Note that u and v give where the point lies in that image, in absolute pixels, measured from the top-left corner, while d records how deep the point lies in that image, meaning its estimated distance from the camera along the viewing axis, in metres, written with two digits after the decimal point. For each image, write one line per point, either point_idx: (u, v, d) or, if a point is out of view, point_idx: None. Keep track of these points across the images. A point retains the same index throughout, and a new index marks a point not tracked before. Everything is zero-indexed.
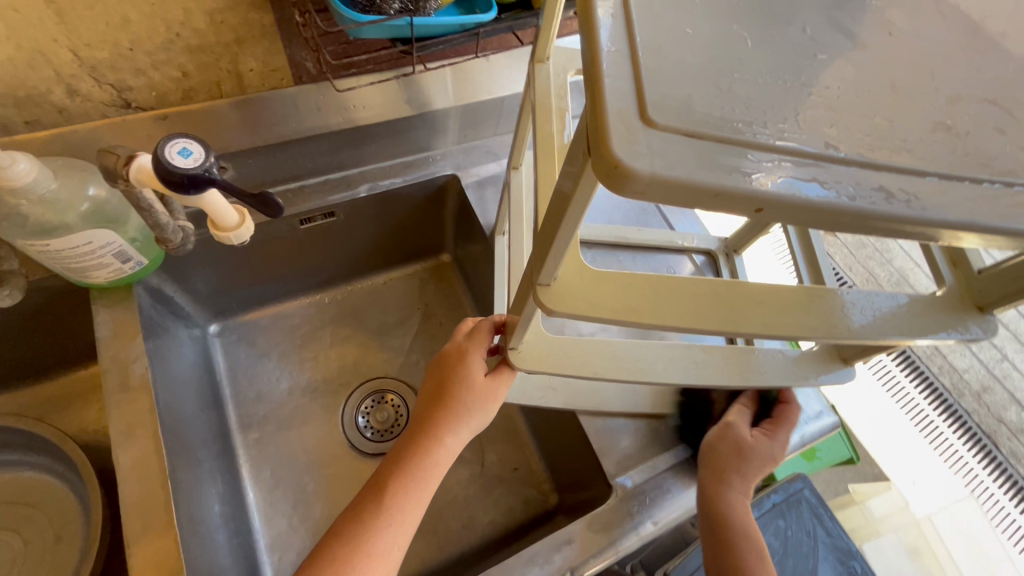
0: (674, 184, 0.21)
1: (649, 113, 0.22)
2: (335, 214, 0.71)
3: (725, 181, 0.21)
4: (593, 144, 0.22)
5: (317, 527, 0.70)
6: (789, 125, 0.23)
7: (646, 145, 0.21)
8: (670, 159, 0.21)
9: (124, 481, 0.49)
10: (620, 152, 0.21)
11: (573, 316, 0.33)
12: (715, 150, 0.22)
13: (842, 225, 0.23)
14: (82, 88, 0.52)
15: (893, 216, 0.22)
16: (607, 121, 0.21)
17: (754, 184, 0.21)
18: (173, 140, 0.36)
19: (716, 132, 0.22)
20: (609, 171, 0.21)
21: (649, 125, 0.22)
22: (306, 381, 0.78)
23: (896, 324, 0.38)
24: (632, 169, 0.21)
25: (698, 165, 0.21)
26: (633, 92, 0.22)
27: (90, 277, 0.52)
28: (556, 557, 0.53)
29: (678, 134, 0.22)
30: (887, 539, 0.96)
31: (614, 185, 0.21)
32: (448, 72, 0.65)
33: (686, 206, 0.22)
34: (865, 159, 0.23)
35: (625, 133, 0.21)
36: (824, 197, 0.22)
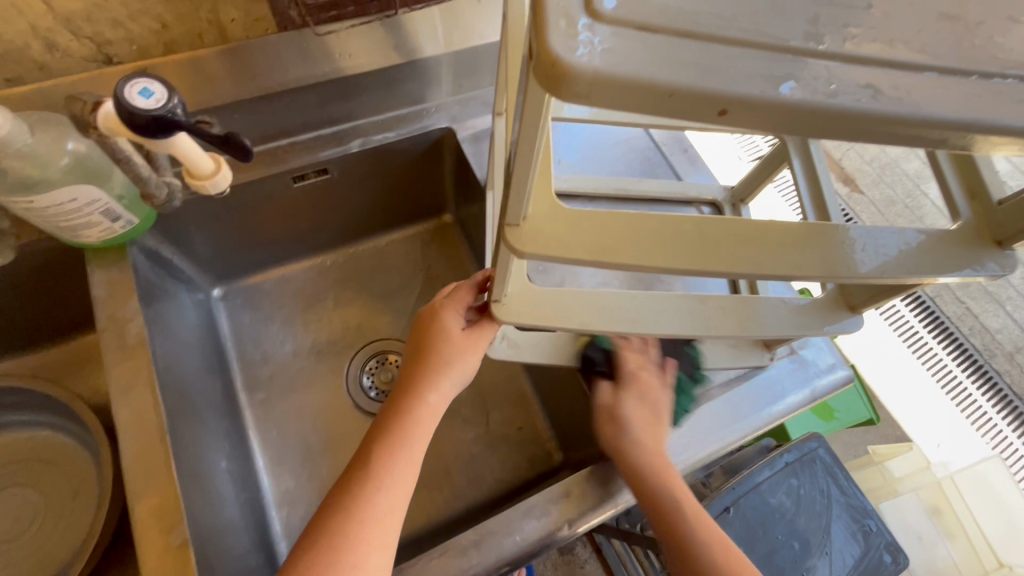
0: (621, 83, 0.18)
1: (594, 5, 0.19)
2: (329, 172, 0.69)
3: (683, 79, 0.18)
4: (530, 43, 0.19)
5: (324, 484, 0.71)
6: (762, 17, 0.19)
7: (588, 37, 0.18)
8: (618, 56, 0.18)
9: (123, 435, 0.50)
10: (557, 46, 0.18)
11: (542, 258, 0.31)
12: (670, 45, 0.18)
13: (821, 131, 0.20)
14: (60, 42, 0.51)
15: (884, 117, 0.19)
16: (545, 11, 0.18)
17: (716, 81, 0.18)
18: (133, 80, 0.35)
19: (672, 25, 0.19)
20: (546, 72, 0.18)
21: (595, 18, 0.18)
22: (310, 343, 0.78)
23: (905, 263, 0.35)
24: (572, 67, 0.18)
25: (649, 63, 0.18)
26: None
27: (81, 237, 0.51)
28: (554, 510, 0.52)
29: (627, 28, 0.18)
30: (906, 499, 0.99)
31: (554, 89, 0.18)
32: (437, 14, 0.61)
33: (639, 112, 0.19)
34: (849, 54, 0.20)
35: (566, 27, 0.18)
36: (801, 94, 0.18)
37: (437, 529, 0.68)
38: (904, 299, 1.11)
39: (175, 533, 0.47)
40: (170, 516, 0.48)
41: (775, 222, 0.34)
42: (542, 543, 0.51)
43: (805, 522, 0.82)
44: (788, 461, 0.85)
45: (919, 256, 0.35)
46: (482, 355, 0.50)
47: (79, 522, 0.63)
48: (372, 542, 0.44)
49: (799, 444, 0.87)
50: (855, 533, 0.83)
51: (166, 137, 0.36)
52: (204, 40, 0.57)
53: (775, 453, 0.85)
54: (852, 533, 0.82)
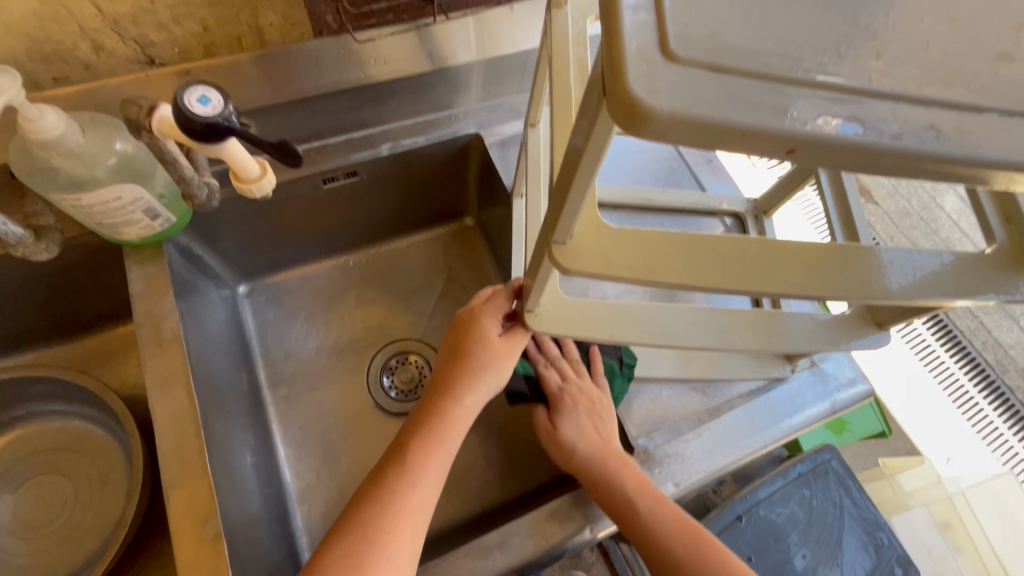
0: (697, 122, 0.19)
1: (669, 46, 0.20)
2: (358, 174, 0.70)
3: (754, 120, 0.19)
4: (608, 83, 0.20)
5: (344, 481, 0.72)
6: (829, 57, 0.21)
7: (664, 77, 0.19)
8: (693, 97, 0.19)
9: (160, 427, 0.51)
10: (636, 87, 0.19)
11: (588, 275, 0.32)
12: (742, 85, 0.20)
13: (884, 167, 0.21)
14: (107, 44, 0.52)
15: (944, 156, 0.20)
16: (624, 54, 0.19)
17: (787, 122, 0.19)
18: (191, 88, 0.36)
19: (744, 65, 0.20)
20: (623, 112, 0.19)
21: (669, 59, 0.20)
22: (332, 342, 0.80)
23: (938, 285, 0.35)
24: (651, 108, 0.19)
25: (722, 103, 0.19)
26: (654, 23, 0.20)
27: (122, 234, 0.53)
28: (576, 514, 0.53)
29: (701, 69, 0.20)
30: (916, 513, 0.98)
31: (631, 128, 0.20)
32: (470, 22, 0.62)
33: (711, 149, 0.20)
34: (915, 94, 0.20)
35: (643, 70, 0.19)
36: (867, 136, 0.20)
37: (455, 529, 0.69)
38: (923, 318, 1.11)
39: (208, 525, 0.49)
40: (204, 509, 0.49)
41: (812, 244, 0.34)
42: (563, 546, 0.52)
43: (816, 533, 0.82)
44: (801, 471, 0.85)
45: (951, 279, 0.36)
46: (517, 360, 0.51)
47: (107, 510, 0.64)
48: (406, 539, 0.45)
49: (812, 454, 0.87)
50: (867, 545, 0.83)
51: (220, 142, 0.37)
52: (243, 43, 0.58)
53: (788, 463, 0.86)
54: (863, 545, 0.83)
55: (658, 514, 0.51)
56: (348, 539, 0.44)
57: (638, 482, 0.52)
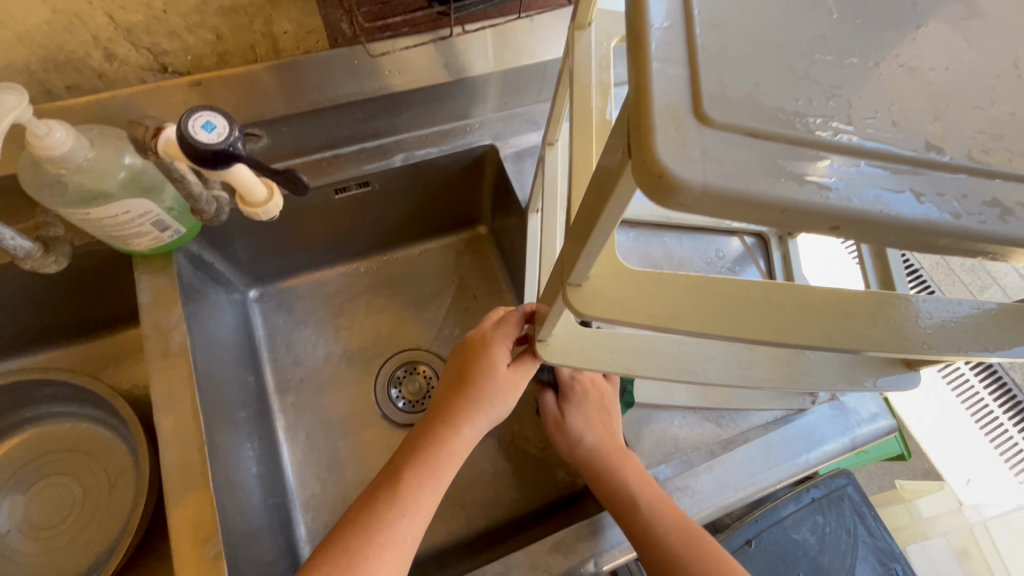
0: (730, 196, 0.17)
1: (704, 107, 0.18)
2: (371, 184, 0.69)
3: (796, 194, 0.17)
4: (633, 145, 0.18)
5: (348, 491, 0.72)
6: (879, 121, 0.19)
7: (699, 144, 0.17)
8: (729, 166, 0.17)
9: (165, 442, 0.51)
10: (665, 157, 0.17)
11: (604, 321, 0.31)
12: (783, 154, 0.18)
13: (939, 247, 0.19)
14: (119, 52, 0.51)
15: (1006, 238, 0.18)
16: (652, 116, 0.18)
17: (831, 198, 0.18)
18: (196, 114, 0.35)
19: (787, 131, 0.18)
20: (646, 183, 0.17)
21: (703, 122, 0.18)
22: (341, 349, 0.79)
23: (976, 337, 0.33)
24: (680, 179, 0.17)
25: (762, 174, 0.17)
26: (687, 80, 0.18)
27: (131, 245, 0.52)
28: (580, 547, 0.52)
29: (737, 134, 0.18)
30: (935, 542, 0.93)
31: (656, 197, 0.18)
32: (489, 33, 0.60)
33: (744, 221, 0.18)
34: (975, 166, 0.19)
35: (674, 133, 0.17)
36: (920, 214, 0.18)
37: (457, 547, 0.68)
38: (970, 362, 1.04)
39: (209, 545, 0.48)
40: (206, 527, 0.49)
41: (843, 291, 0.32)
42: None
43: (828, 561, 0.79)
44: (815, 496, 0.83)
45: (994, 332, 0.33)
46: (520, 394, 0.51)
47: (115, 514, 0.65)
48: (388, 568, 0.44)
49: (827, 479, 0.85)
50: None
51: (226, 168, 0.37)
52: (256, 52, 0.56)
53: (801, 487, 0.84)
54: None
55: (662, 521, 0.49)
56: (330, 563, 0.43)
57: (639, 481, 0.52)
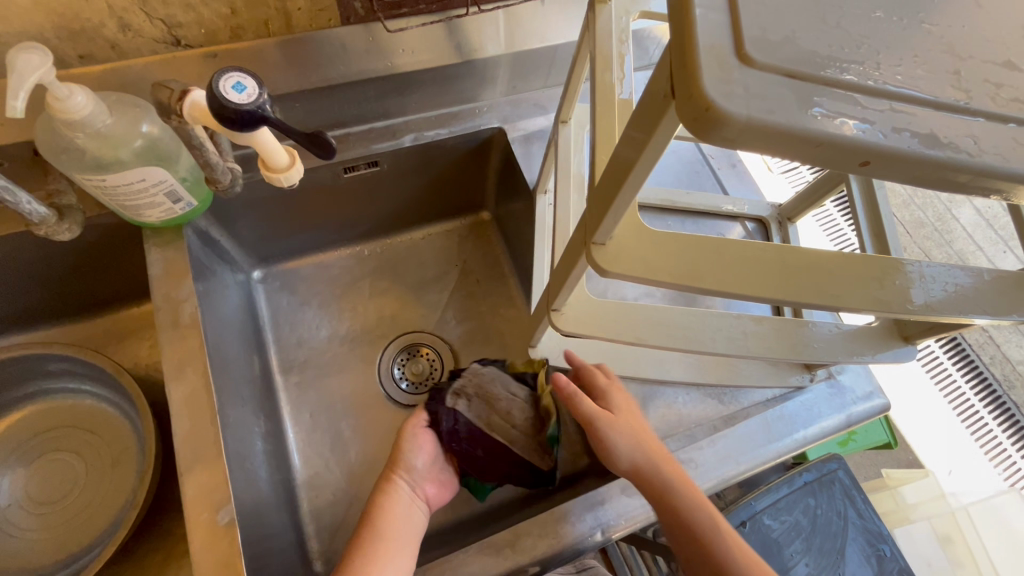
0: (771, 129, 0.19)
1: (746, 49, 0.19)
2: (379, 164, 0.70)
3: (830, 130, 0.19)
4: (678, 84, 0.19)
5: (352, 470, 0.72)
6: (904, 68, 0.20)
7: (742, 83, 0.19)
8: (770, 102, 0.19)
9: (176, 412, 0.51)
10: (711, 91, 0.18)
11: (626, 277, 0.32)
12: (818, 93, 0.19)
13: (957, 185, 0.20)
14: (134, 23, 0.51)
15: (1020, 176, 0.20)
16: (698, 57, 0.19)
17: (863, 135, 0.19)
18: (227, 74, 0.36)
19: (821, 72, 0.19)
20: (691, 117, 0.19)
21: (744, 62, 0.19)
22: (344, 331, 0.79)
23: (977, 303, 0.34)
24: (725, 112, 0.18)
25: (799, 110, 0.19)
26: (729, 25, 0.20)
27: (144, 216, 0.52)
28: (587, 517, 0.53)
29: (775, 73, 0.19)
30: (919, 526, 0.96)
31: (700, 131, 0.19)
32: (501, 15, 0.61)
33: (780, 157, 0.20)
34: (991, 111, 0.20)
35: (719, 72, 0.19)
36: (942, 152, 0.19)
37: (461, 525, 0.69)
38: (944, 345, 1.10)
39: (221, 513, 0.49)
40: (217, 495, 0.49)
41: (851, 254, 0.34)
42: (574, 547, 0.52)
43: (819, 542, 0.82)
44: (807, 480, 0.85)
45: (992, 297, 0.35)
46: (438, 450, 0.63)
47: (118, 490, 0.64)
48: None
49: (819, 464, 0.87)
50: (872, 561, 0.82)
51: (251, 131, 0.37)
52: (270, 27, 0.56)
53: (794, 471, 0.86)
54: (866, 557, 0.82)
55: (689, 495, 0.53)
56: None
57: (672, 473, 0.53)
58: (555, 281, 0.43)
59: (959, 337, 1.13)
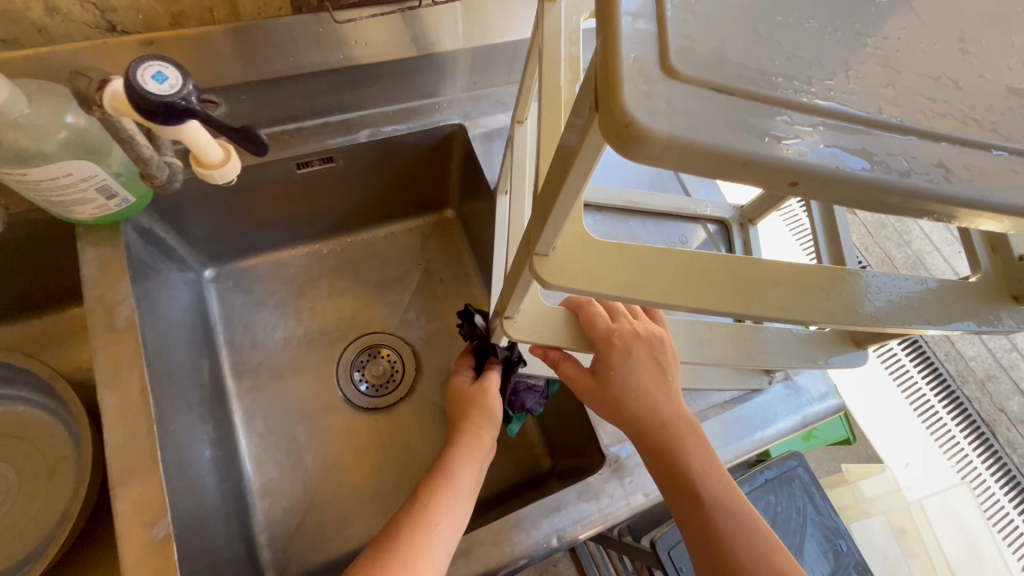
0: (696, 147, 0.18)
1: (670, 62, 0.18)
2: (335, 160, 0.67)
3: (757, 149, 0.18)
4: (601, 97, 0.18)
5: (307, 476, 0.70)
6: (836, 83, 0.19)
7: (666, 97, 0.18)
8: (695, 119, 0.18)
9: (109, 422, 0.49)
10: (632, 106, 0.17)
11: (572, 290, 0.30)
12: (746, 109, 0.18)
13: (889, 205, 0.20)
14: (62, 6, 0.48)
15: (950, 197, 0.19)
16: (621, 69, 0.18)
17: (792, 154, 0.18)
18: (146, 63, 0.33)
19: (749, 86, 0.18)
20: (612, 134, 0.18)
21: (670, 75, 0.18)
22: (302, 332, 0.77)
23: (923, 312, 0.34)
24: (647, 129, 0.17)
25: (725, 128, 0.18)
26: (654, 35, 0.19)
27: (73, 213, 0.49)
28: (543, 523, 0.52)
29: (702, 87, 0.18)
30: (876, 520, 0.96)
31: (623, 148, 0.18)
32: (459, 9, 0.59)
33: (709, 175, 0.19)
34: (924, 129, 0.19)
35: (643, 86, 0.18)
36: (873, 172, 0.19)
37: None
38: (902, 344, 1.14)
39: (157, 527, 0.46)
40: (153, 509, 0.47)
41: (796, 264, 0.33)
42: (529, 555, 0.51)
43: None
44: (768, 478, 0.86)
45: (937, 306, 0.35)
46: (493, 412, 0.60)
47: (52, 503, 0.61)
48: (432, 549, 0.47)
49: (779, 461, 0.88)
50: (828, 552, 0.84)
51: (178, 124, 0.35)
52: (215, 15, 0.54)
53: (756, 469, 0.87)
54: (823, 551, 0.83)
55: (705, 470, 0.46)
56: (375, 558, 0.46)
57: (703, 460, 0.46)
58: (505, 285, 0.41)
59: (918, 338, 1.16)
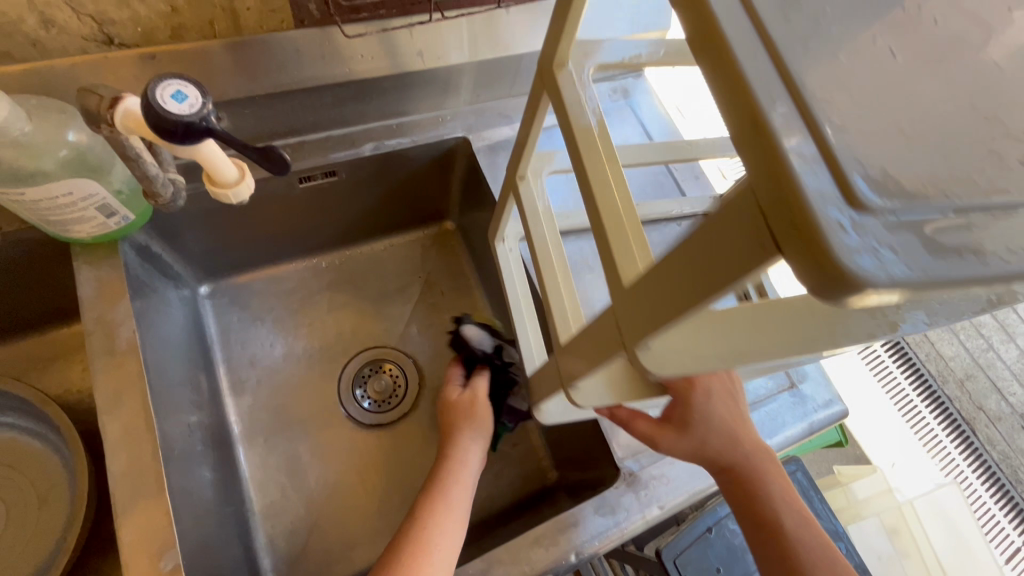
0: (921, 282, 0.17)
1: (858, 196, 0.17)
2: (337, 174, 0.67)
3: (970, 268, 0.17)
4: (795, 247, 0.17)
5: (310, 496, 0.68)
6: (992, 159, 0.20)
7: (868, 235, 0.17)
8: (910, 249, 0.17)
9: (112, 449, 0.47)
10: (837, 250, 0.16)
11: (683, 373, 0.30)
12: (939, 222, 0.18)
13: None
14: (59, 19, 0.46)
15: None
16: (817, 222, 0.17)
17: (996, 258, 0.18)
18: (165, 82, 0.32)
19: (931, 197, 0.18)
20: (813, 275, 0.17)
21: (864, 211, 0.17)
22: (301, 348, 0.75)
23: None
24: (875, 284, 0.16)
25: (933, 255, 0.17)
26: (821, 156, 0.18)
27: (71, 232, 0.47)
28: (561, 540, 0.52)
29: (898, 215, 0.17)
30: (869, 522, 0.95)
31: (841, 298, 0.17)
32: (465, 24, 0.59)
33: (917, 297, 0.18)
34: None
35: (843, 227, 0.17)
36: None
37: None
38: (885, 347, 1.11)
39: (164, 559, 0.44)
40: (159, 540, 0.45)
41: None
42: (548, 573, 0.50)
43: None
44: None
45: None
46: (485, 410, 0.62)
47: (45, 533, 0.58)
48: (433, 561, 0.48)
49: None
50: None
51: (194, 143, 0.34)
52: (216, 28, 0.52)
53: None
54: None
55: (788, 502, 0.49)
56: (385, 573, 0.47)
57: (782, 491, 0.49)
58: (575, 359, 0.40)
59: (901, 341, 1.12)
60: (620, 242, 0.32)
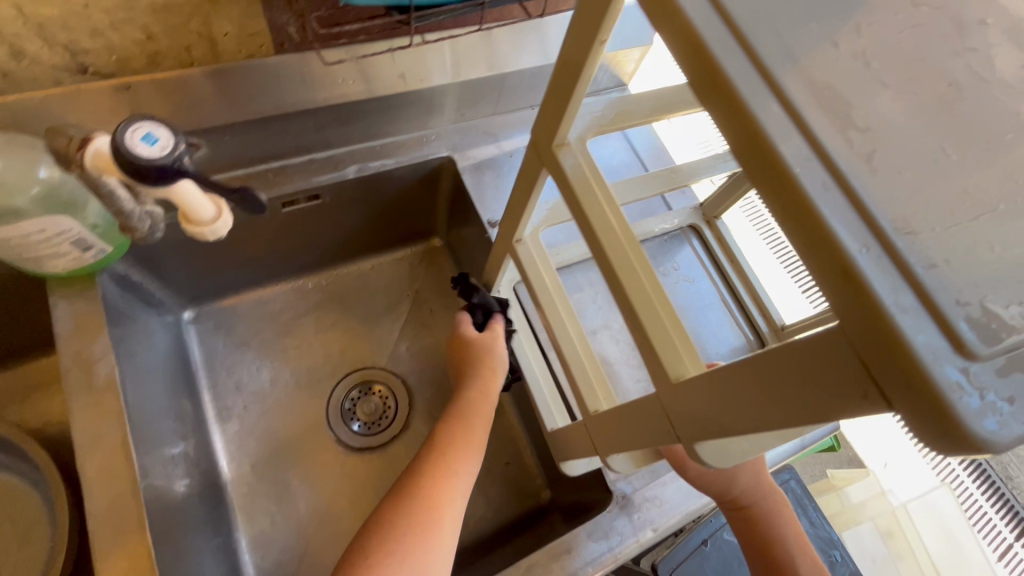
0: None
1: (965, 342, 0.17)
2: (321, 197, 0.66)
3: None
4: (906, 404, 0.18)
5: (300, 524, 0.67)
6: None
7: (989, 393, 0.17)
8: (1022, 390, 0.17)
9: (92, 490, 0.45)
10: (964, 414, 0.17)
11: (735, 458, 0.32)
12: None
13: None
14: (29, 49, 0.46)
15: None
16: (927, 377, 0.17)
17: None
18: (134, 125, 0.33)
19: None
20: (933, 434, 0.17)
21: (972, 358, 0.17)
22: (288, 372, 0.74)
23: None
24: (994, 444, 0.17)
25: None
26: (912, 291, 0.18)
27: (46, 267, 0.46)
28: (555, 567, 0.51)
29: (1005, 353, 0.17)
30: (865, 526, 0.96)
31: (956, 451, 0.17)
32: (446, 46, 0.59)
33: None
34: None
35: (955, 385, 0.17)
36: None
37: None
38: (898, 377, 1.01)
39: None
40: None
41: None
42: None
43: None
44: None
45: None
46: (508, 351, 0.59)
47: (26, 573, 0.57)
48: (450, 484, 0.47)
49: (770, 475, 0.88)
50: None
51: (167, 184, 0.34)
52: (193, 54, 0.52)
53: None
54: None
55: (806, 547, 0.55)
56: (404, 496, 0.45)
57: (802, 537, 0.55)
58: (618, 435, 0.40)
59: None
60: (652, 320, 0.32)
